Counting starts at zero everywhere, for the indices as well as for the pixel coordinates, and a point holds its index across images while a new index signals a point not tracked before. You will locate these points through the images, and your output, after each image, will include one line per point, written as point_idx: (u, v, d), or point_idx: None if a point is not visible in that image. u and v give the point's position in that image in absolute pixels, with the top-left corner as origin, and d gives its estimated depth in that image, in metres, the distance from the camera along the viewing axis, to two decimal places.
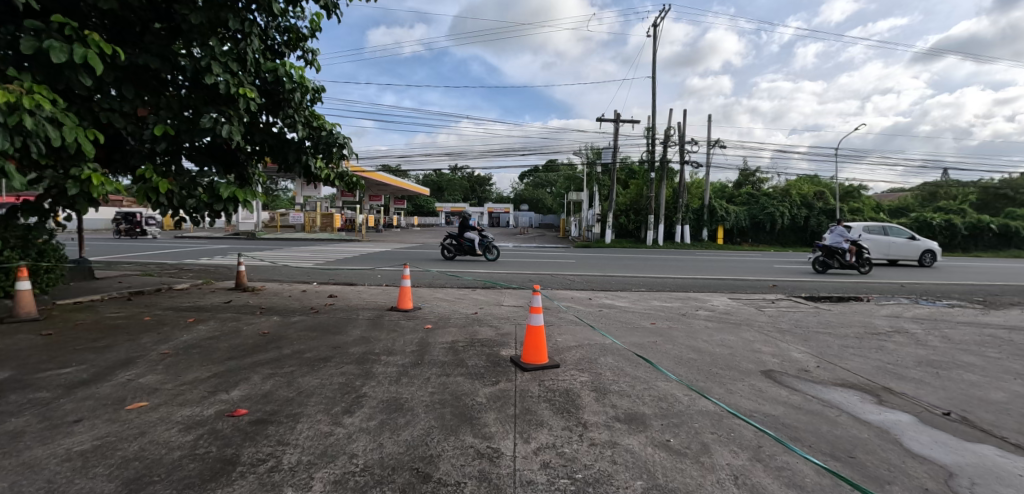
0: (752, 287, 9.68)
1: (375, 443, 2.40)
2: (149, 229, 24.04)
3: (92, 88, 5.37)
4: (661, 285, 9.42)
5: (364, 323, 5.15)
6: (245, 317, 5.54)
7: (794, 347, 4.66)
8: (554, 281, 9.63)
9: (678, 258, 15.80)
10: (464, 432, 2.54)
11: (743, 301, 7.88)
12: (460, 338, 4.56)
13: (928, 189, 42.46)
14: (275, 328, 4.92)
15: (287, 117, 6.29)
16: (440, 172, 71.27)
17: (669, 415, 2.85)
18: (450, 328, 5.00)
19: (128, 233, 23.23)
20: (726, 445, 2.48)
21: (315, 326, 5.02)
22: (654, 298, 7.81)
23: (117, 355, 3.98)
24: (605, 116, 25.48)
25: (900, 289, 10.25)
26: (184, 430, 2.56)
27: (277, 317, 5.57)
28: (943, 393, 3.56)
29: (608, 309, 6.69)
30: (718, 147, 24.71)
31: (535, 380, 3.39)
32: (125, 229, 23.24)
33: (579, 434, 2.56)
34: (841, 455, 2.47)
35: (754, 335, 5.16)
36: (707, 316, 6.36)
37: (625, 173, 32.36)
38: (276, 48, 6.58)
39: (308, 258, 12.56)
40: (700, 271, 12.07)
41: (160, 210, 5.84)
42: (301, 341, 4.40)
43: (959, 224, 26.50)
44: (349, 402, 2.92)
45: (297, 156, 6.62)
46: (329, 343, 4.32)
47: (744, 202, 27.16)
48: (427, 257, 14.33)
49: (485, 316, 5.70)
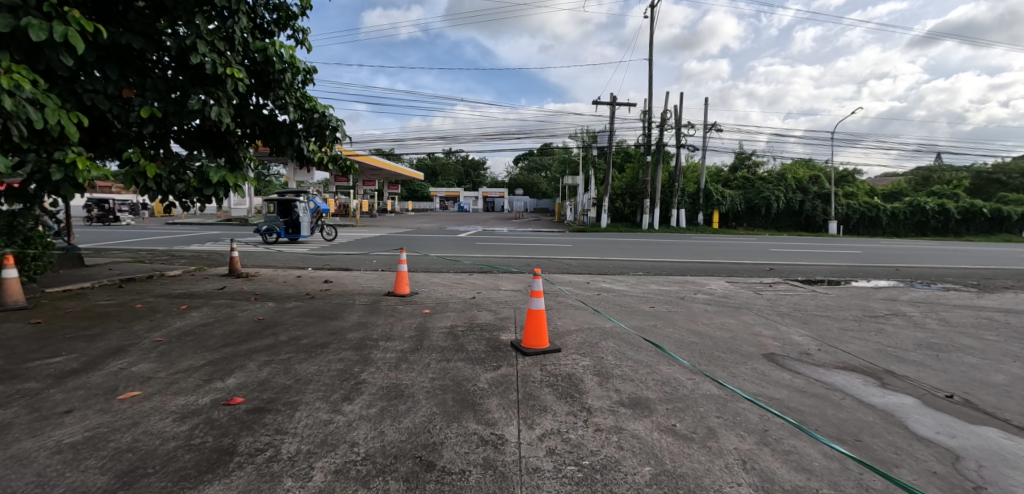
0: (748, 270, 9.69)
1: (376, 432, 2.34)
2: (121, 216, 23.63)
3: (75, 68, 5.20)
4: (659, 268, 9.41)
5: (361, 308, 5.07)
6: (239, 303, 5.45)
7: (794, 330, 4.66)
8: (551, 265, 9.59)
9: (673, 243, 15.79)
10: (467, 418, 2.49)
11: (742, 285, 7.86)
12: (459, 323, 4.50)
13: (921, 173, 42.58)
14: (271, 314, 4.84)
15: (278, 98, 6.10)
16: (434, 157, 70.81)
17: (673, 400, 2.81)
18: (449, 313, 4.95)
19: (99, 220, 22.50)
20: (732, 429, 2.45)
21: (311, 312, 4.94)
22: (652, 282, 7.79)
23: (109, 343, 3.90)
24: (601, 98, 25.14)
25: (895, 273, 10.29)
26: (179, 420, 2.50)
27: (272, 303, 5.48)
28: (945, 376, 3.55)
29: (607, 293, 6.67)
30: (715, 131, 24.53)
31: (537, 364, 3.34)
32: (98, 215, 22.61)
33: (584, 419, 2.52)
34: (848, 438, 2.45)
35: (754, 318, 5.15)
36: (706, 300, 6.33)
37: (621, 157, 32.25)
38: (266, 26, 6.35)
39: (301, 244, 12.42)
40: (697, 255, 12.05)
41: (150, 196, 5.71)
42: (297, 327, 4.32)
43: (952, 209, 26.66)
44: (348, 389, 2.86)
45: (289, 139, 6.45)
46: (326, 329, 4.24)
47: (739, 186, 27.11)
48: (422, 241, 14.22)
49: (484, 300, 5.64)
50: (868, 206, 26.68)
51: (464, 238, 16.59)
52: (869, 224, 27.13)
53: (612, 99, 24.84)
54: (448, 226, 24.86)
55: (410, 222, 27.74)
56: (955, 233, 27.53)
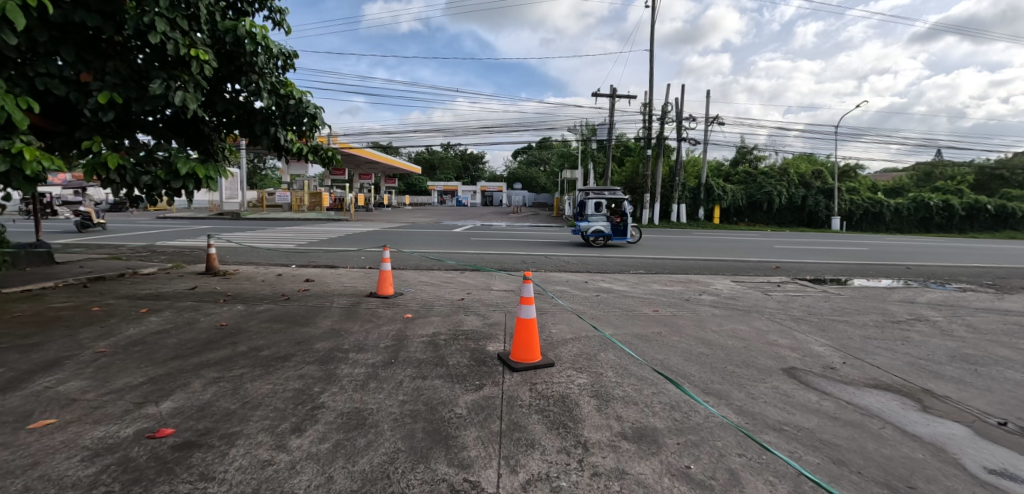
0: (754, 269, 9.26)
1: (323, 478, 1.90)
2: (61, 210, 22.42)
3: (24, 49, 4.71)
4: (661, 267, 8.97)
5: (337, 312, 4.64)
6: (206, 306, 5.00)
7: (812, 339, 4.24)
8: (548, 263, 9.15)
9: (674, 238, 15.35)
10: (437, 458, 2.06)
11: (748, 285, 7.44)
12: (443, 330, 4.07)
13: (924, 169, 42.16)
14: (236, 319, 4.39)
15: (251, 83, 5.61)
16: (432, 151, 70.28)
17: (685, 433, 2.38)
18: (432, 318, 4.51)
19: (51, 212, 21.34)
20: (758, 474, 2.03)
21: (282, 316, 4.50)
22: (655, 281, 7.35)
23: (45, 355, 3.44)
24: (600, 90, 24.54)
25: (907, 272, 9.86)
26: (89, 460, 2.06)
27: (242, 305, 5.03)
28: (990, 396, 3.13)
29: (606, 293, 6.24)
30: (717, 125, 24.00)
31: (526, 382, 2.91)
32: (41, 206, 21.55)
33: (579, 459, 2.09)
34: (897, 484, 2.04)
35: (767, 324, 4.72)
36: (712, 302, 5.90)
37: (620, 150, 31.69)
38: (238, 5, 5.86)
39: (287, 239, 11.95)
40: (699, 252, 11.61)
41: (112, 189, 5.25)
42: (261, 335, 3.88)
43: (957, 205, 26.27)
44: (301, 416, 2.42)
45: (264, 127, 5.97)
46: (293, 337, 3.80)
47: (741, 181, 26.63)
48: (414, 237, 13.76)
49: (472, 303, 5.21)
50: (872, 202, 26.24)
51: (459, 233, 16.11)
52: (872, 221, 26.72)
53: (612, 92, 24.28)
54: (443, 220, 24.32)
55: (405, 217, 27.25)
56: (960, 230, 27.17)
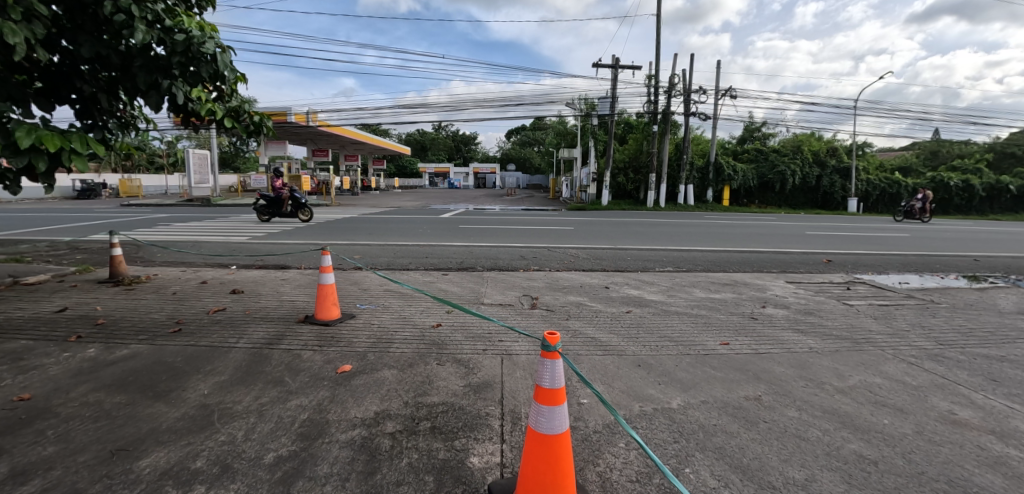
0: (804, 264, 7.61)
1: None
2: None
3: None
4: (693, 262, 7.28)
5: (233, 362, 2.92)
6: (41, 349, 3.25)
7: (1005, 408, 2.60)
8: (550, 258, 7.41)
9: (688, 223, 13.66)
10: None
11: (812, 289, 5.80)
12: (395, 402, 2.37)
13: (931, 147, 40.61)
14: (58, 385, 2.65)
15: (118, 9, 3.64)
16: (423, 132, 67.89)
17: None
18: (384, 370, 2.80)
19: None
20: None
21: (140, 373, 2.77)
22: (694, 285, 5.69)
23: None
24: (600, 59, 22.27)
25: (978, 265, 8.29)
26: None
27: (98, 345, 3.30)
28: None
29: (639, 308, 4.54)
30: (728, 98, 22.05)
31: None
32: None
33: None
34: None
35: (906, 373, 3.06)
36: (790, 322, 4.21)
37: (623, 127, 29.78)
38: None
39: (242, 230, 10.10)
40: (725, 241, 9.94)
41: None
42: (61, 433, 2.14)
43: (977, 185, 24.84)
44: None
45: (151, 78, 3.96)
46: (113, 441, 2.06)
47: (751, 160, 24.94)
48: (393, 225, 11.93)
49: (452, 334, 3.50)
50: (890, 182, 24.77)
51: (447, 219, 14.32)
52: (889, 202, 25.29)
53: (615, 63, 22.07)
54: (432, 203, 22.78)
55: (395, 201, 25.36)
56: (979, 212, 25.83)
